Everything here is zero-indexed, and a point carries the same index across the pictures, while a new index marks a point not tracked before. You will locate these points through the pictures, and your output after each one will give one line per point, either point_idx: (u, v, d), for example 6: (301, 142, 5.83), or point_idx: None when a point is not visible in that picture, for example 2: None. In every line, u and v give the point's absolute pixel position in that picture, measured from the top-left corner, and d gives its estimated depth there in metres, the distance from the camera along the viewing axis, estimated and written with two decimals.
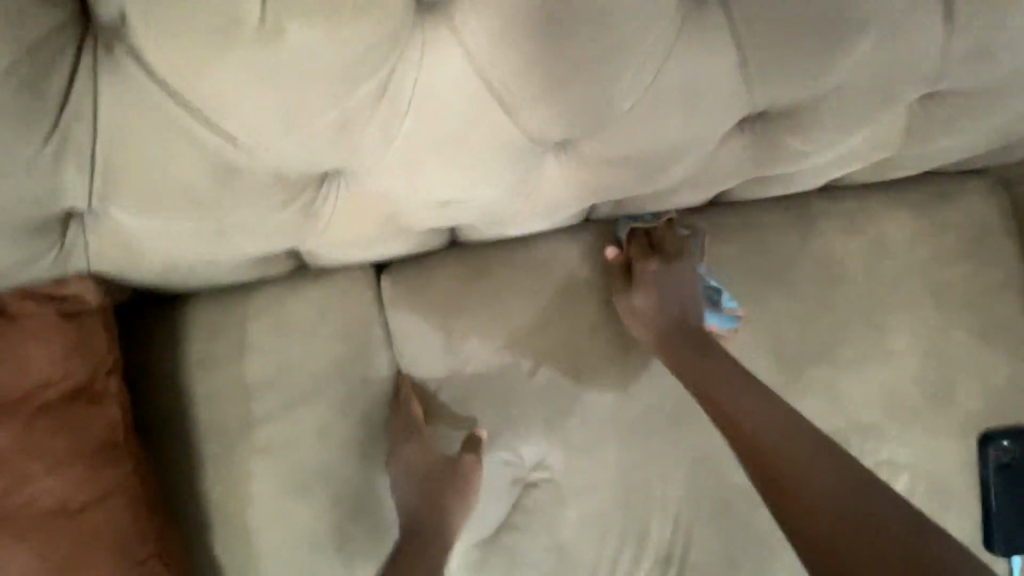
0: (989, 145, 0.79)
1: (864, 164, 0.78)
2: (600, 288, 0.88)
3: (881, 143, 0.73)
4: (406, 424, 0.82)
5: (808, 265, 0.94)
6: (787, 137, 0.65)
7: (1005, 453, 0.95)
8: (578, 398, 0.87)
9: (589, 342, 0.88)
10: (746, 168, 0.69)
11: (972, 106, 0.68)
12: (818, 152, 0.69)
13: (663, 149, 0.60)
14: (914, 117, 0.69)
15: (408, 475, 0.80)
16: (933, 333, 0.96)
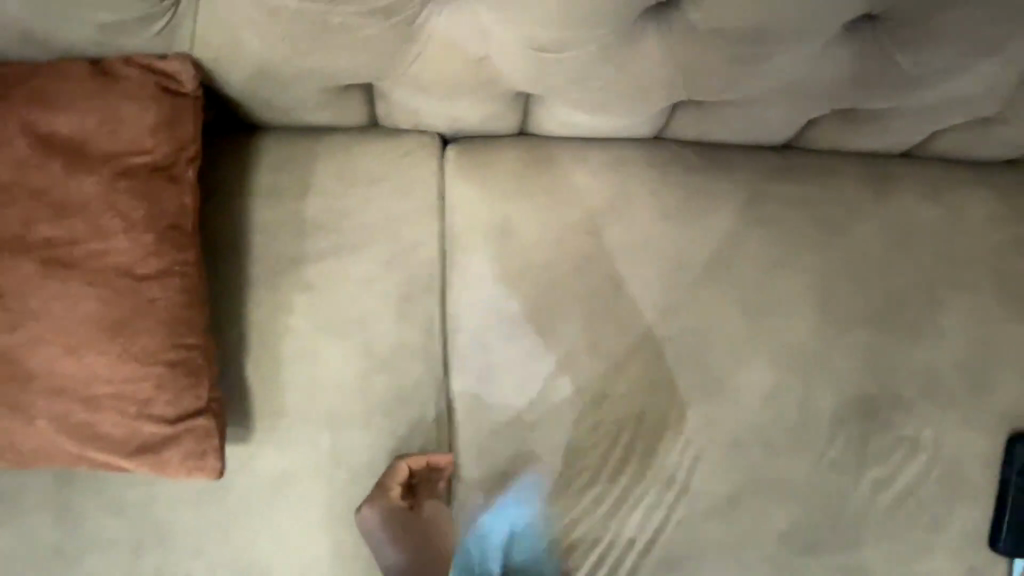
0: None
1: (962, 114, 0.76)
2: (661, 203, 0.88)
3: (988, 89, 0.71)
4: (386, 483, 0.82)
5: (873, 224, 0.92)
6: (891, 51, 0.64)
7: None
8: (616, 308, 0.87)
9: (636, 255, 0.87)
10: (845, 83, 0.68)
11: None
12: (916, 83, 0.69)
13: (766, 28, 0.60)
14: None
15: (385, 537, 0.82)
16: (989, 320, 0.93)
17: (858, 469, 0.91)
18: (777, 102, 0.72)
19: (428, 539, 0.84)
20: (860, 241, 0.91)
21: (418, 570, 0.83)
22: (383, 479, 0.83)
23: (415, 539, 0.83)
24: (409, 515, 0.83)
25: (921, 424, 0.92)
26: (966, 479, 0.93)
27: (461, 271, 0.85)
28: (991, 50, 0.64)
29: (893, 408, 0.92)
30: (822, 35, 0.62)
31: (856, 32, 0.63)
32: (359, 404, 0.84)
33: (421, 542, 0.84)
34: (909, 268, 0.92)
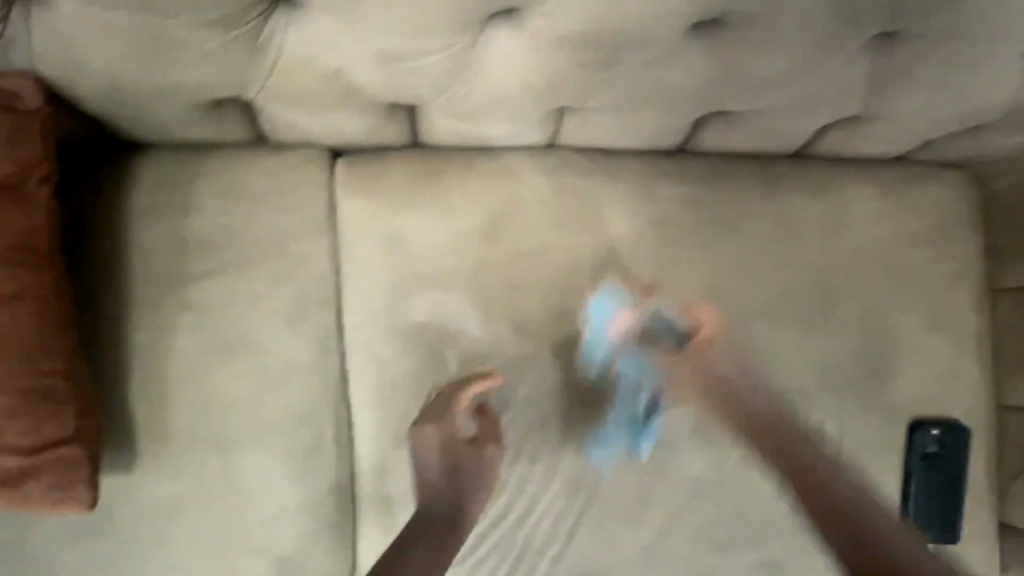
0: (953, 114, 0.80)
1: (826, 113, 0.79)
2: (555, 210, 0.89)
3: (843, 89, 0.74)
4: (438, 412, 0.81)
5: (764, 223, 0.94)
6: (740, 50, 0.67)
7: (933, 443, 0.95)
8: (515, 313, 0.88)
9: (533, 262, 0.88)
10: (703, 84, 0.71)
11: (930, 53, 0.69)
12: (773, 81, 0.71)
13: (611, 30, 0.62)
14: (875, 59, 0.70)
15: (431, 458, 0.80)
16: (880, 310, 0.96)
17: (765, 462, 0.93)
18: (644, 104, 0.74)
19: (468, 476, 0.80)
20: (752, 239, 0.94)
21: (461, 503, 0.79)
22: (432, 408, 0.82)
23: (457, 471, 0.80)
24: (455, 441, 0.81)
25: (822, 416, 0.95)
26: (871, 468, 0.95)
27: (357, 283, 0.85)
28: (833, 47, 0.67)
29: (794, 402, 0.94)
30: (667, 39, 0.64)
31: (703, 35, 0.65)
32: (252, 427, 0.81)
33: (474, 479, 0.80)
34: (800, 263, 0.95)
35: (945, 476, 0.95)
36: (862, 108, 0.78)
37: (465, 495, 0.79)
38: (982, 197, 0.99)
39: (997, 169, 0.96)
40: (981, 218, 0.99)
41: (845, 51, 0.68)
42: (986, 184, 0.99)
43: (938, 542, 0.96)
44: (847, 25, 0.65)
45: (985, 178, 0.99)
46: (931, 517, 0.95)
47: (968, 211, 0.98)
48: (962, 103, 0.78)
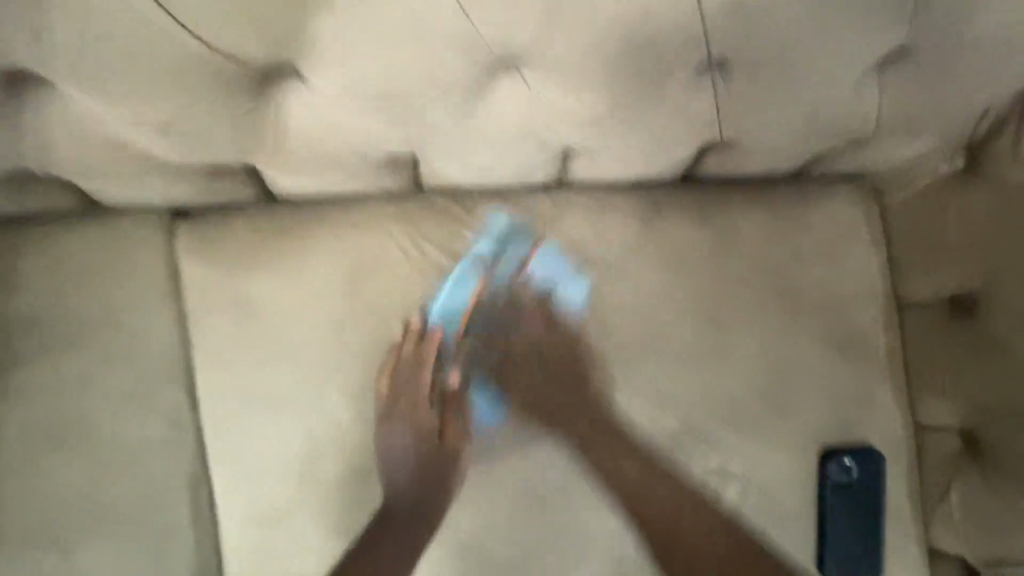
0: (814, 129, 0.77)
1: (678, 143, 0.76)
2: (421, 260, 0.83)
3: (689, 116, 0.71)
4: (409, 395, 0.82)
5: (650, 255, 0.89)
6: (550, 89, 0.65)
7: (846, 473, 0.89)
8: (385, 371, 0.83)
9: (401, 317, 0.83)
10: (537, 120, 0.68)
11: (764, 74, 0.67)
12: (601, 117, 0.69)
13: (400, 86, 0.60)
14: (710, 84, 0.68)
15: (406, 447, 0.83)
16: (779, 337, 0.91)
17: (669, 506, 0.88)
18: (484, 146, 0.70)
19: (440, 457, 0.84)
20: (640, 273, 0.89)
21: (434, 486, 0.83)
22: (404, 390, 0.82)
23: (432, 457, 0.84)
24: (426, 426, 0.84)
25: (725, 454, 0.90)
26: (782, 503, 0.90)
27: (210, 353, 0.80)
28: (647, 79, 0.65)
29: (694, 441, 0.89)
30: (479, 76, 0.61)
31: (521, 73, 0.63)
32: (97, 518, 0.75)
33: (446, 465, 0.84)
34: (693, 295, 0.90)
35: (862, 505, 0.90)
36: (715, 132, 0.75)
37: (439, 480, 0.84)
38: (880, 209, 0.93)
39: (891, 179, 0.91)
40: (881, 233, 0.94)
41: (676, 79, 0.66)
42: (883, 196, 0.93)
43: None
44: (667, 53, 0.63)
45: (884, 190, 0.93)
46: (850, 550, 0.90)
47: (866, 227, 0.93)
48: (820, 121, 0.75)
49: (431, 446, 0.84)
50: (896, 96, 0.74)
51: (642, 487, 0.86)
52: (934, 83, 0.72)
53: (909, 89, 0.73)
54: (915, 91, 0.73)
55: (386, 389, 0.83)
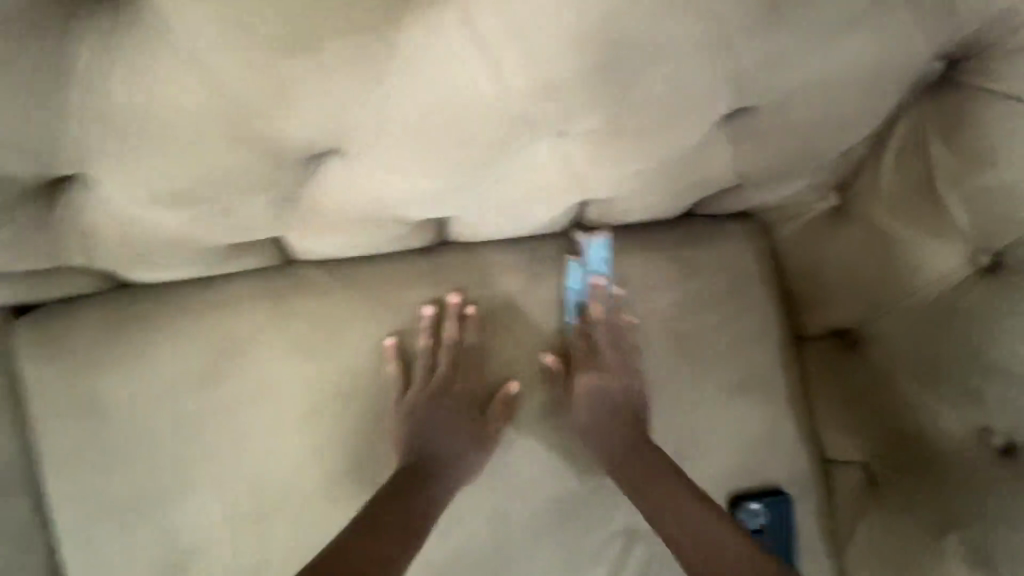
0: (684, 181, 0.72)
1: (540, 205, 0.72)
2: (283, 341, 0.77)
3: (537, 186, 0.68)
4: (462, 367, 0.81)
5: (536, 310, 0.83)
6: (378, 171, 0.60)
7: (754, 518, 0.88)
8: (254, 461, 0.77)
9: (266, 403, 0.77)
10: (373, 205, 0.65)
11: (597, 143, 0.62)
12: (445, 197, 0.66)
13: (203, 186, 0.57)
14: (546, 156, 0.64)
15: (439, 419, 0.80)
16: (678, 387, 0.87)
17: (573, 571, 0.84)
18: (329, 230, 0.69)
19: (470, 440, 0.80)
20: (528, 334, 0.83)
21: (452, 471, 0.79)
22: (462, 362, 0.81)
23: (463, 438, 0.80)
24: (472, 410, 0.81)
25: (632, 511, 0.86)
26: None
27: (60, 457, 0.75)
28: (484, 160, 0.61)
29: (596, 501, 0.85)
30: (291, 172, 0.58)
31: (335, 162, 0.59)
32: None
33: (469, 456, 0.80)
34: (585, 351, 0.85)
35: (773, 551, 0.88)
36: (576, 194, 0.70)
37: (458, 467, 0.79)
38: (771, 244, 0.88)
39: (780, 213, 0.85)
40: (774, 268, 0.88)
41: (503, 156, 0.61)
42: (773, 230, 0.87)
43: None
44: (479, 135, 0.57)
45: (774, 224, 0.87)
46: None
47: (758, 265, 0.87)
48: (676, 177, 0.71)
49: (472, 430, 0.80)
50: (750, 146, 0.69)
51: (619, 461, 0.82)
52: (784, 135, 0.68)
53: (765, 140, 0.68)
54: (767, 142, 0.69)
55: (425, 374, 0.79)
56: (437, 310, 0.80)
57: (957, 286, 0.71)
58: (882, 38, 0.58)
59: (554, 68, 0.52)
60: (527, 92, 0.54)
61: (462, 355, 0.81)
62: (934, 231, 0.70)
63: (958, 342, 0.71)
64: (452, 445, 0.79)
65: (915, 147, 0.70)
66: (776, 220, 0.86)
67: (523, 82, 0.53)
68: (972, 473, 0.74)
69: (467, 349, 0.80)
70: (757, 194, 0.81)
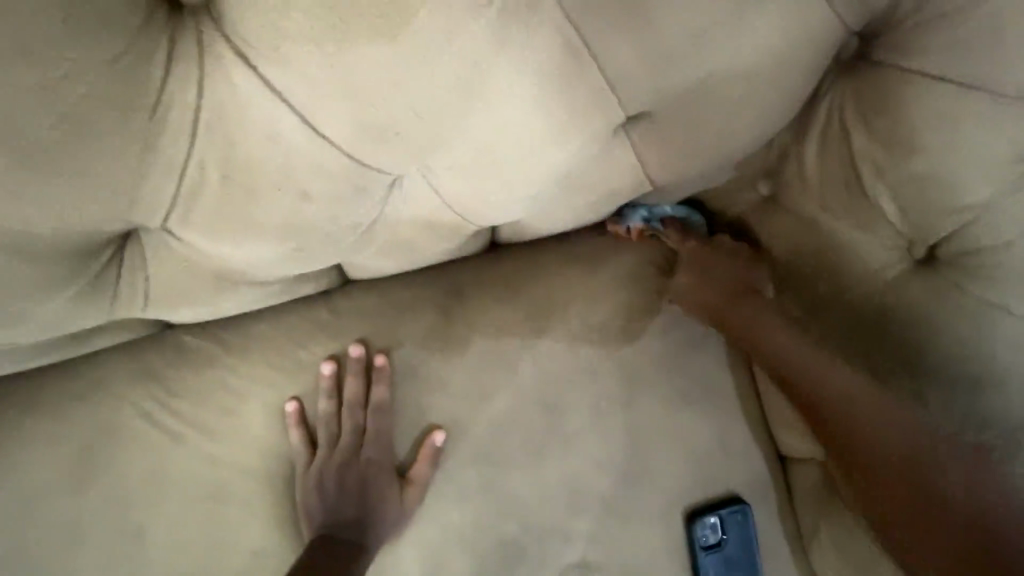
0: (598, 195, 0.63)
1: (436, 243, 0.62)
2: (165, 420, 0.67)
3: (423, 224, 0.57)
4: (375, 424, 0.74)
5: (457, 343, 0.77)
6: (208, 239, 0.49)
7: (713, 531, 0.82)
8: (151, 570, 0.66)
9: (152, 495, 0.66)
10: (222, 276, 0.54)
11: (476, 177, 0.52)
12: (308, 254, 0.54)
13: None
14: (419, 196, 0.54)
15: (353, 484, 0.73)
16: (620, 411, 0.81)
17: None
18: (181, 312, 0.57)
19: (389, 502, 0.73)
20: (448, 374, 0.76)
21: (373, 537, 0.72)
22: (372, 419, 0.74)
23: (381, 502, 0.73)
24: (389, 468, 0.74)
25: (584, 544, 0.79)
26: None
27: None
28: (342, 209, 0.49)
29: (545, 539, 0.78)
30: (105, 258, 0.50)
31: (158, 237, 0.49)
32: None
33: (390, 520, 0.73)
34: (516, 378, 0.78)
35: (736, 563, 0.83)
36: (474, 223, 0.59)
37: (378, 534, 0.73)
38: None
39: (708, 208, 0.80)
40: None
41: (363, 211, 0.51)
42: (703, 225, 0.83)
43: None
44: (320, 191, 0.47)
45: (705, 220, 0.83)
46: None
47: None
48: (579, 196, 0.62)
49: (391, 491, 0.73)
50: (656, 154, 0.61)
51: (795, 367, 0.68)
52: (694, 138, 0.60)
53: (676, 141, 0.60)
54: (677, 148, 0.61)
55: (330, 439, 0.72)
56: (337, 367, 0.73)
57: (888, 281, 0.67)
58: (762, 25, 0.52)
59: (386, 104, 0.43)
60: (358, 135, 0.44)
61: (371, 413, 0.73)
62: (861, 220, 0.65)
63: (892, 340, 0.67)
64: (372, 509, 0.73)
65: (835, 132, 0.63)
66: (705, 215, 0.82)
67: (347, 123, 0.43)
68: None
69: (376, 406, 0.73)
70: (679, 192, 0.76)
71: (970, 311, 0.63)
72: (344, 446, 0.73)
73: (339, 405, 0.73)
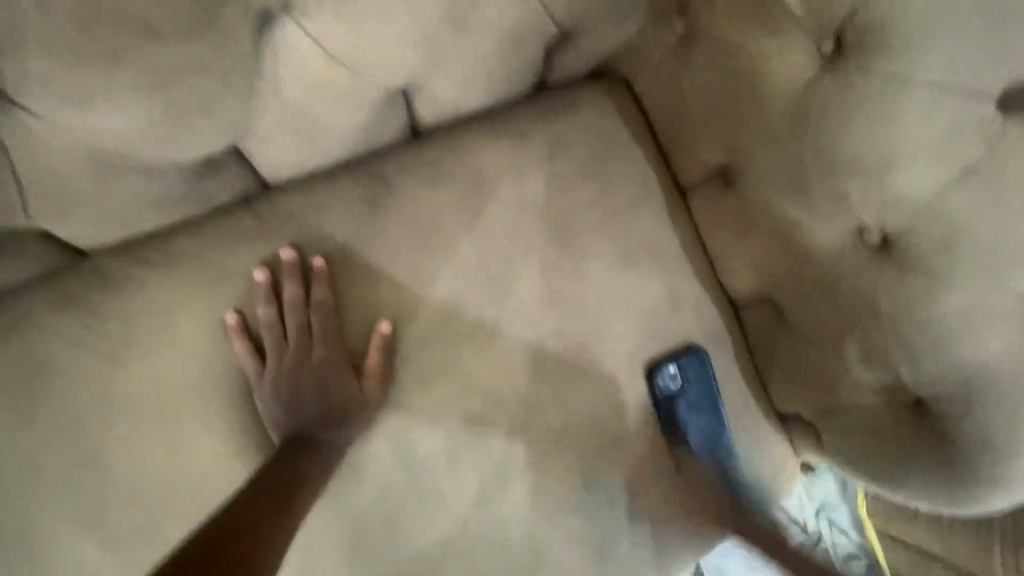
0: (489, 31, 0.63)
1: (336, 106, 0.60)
2: (104, 343, 0.66)
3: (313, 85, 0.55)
4: (324, 327, 0.73)
5: (392, 234, 0.76)
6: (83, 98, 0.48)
7: (673, 380, 0.84)
8: (120, 487, 0.67)
9: (105, 417, 0.66)
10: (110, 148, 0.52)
11: None
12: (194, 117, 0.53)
13: None
14: (298, 49, 0.52)
15: (311, 390, 0.72)
16: (567, 279, 0.81)
17: (507, 487, 0.81)
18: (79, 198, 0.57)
19: (352, 399, 0.73)
20: (385, 264, 0.75)
21: (343, 432, 0.74)
22: (319, 322, 0.72)
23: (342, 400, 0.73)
24: (345, 369, 0.73)
25: (551, 410, 0.82)
26: (622, 438, 0.84)
27: None
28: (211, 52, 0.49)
29: (510, 410, 0.80)
30: None
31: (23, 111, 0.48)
32: None
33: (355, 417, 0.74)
34: (459, 260, 0.78)
35: (699, 408, 0.86)
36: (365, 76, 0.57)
37: (346, 429, 0.74)
38: (633, 99, 0.82)
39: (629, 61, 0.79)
40: (643, 121, 0.83)
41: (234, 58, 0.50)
42: (632, 81, 0.82)
43: (717, 473, 0.87)
44: (166, 21, 0.47)
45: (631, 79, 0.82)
46: (705, 455, 0.86)
47: (624, 123, 0.82)
48: (473, 42, 0.61)
49: (350, 391, 0.73)
50: None
51: None
52: None
53: None
54: None
55: (278, 346, 0.71)
56: (271, 273, 0.71)
57: (801, 85, 0.65)
58: None
59: None
60: None
61: (317, 314, 0.72)
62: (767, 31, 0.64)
63: (812, 148, 0.66)
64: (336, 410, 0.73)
65: None
66: (628, 71, 0.81)
67: None
68: (834, 284, 0.72)
69: (319, 307, 0.72)
70: (592, 43, 0.75)
71: (886, 91, 0.59)
72: (294, 352, 0.71)
73: (281, 309, 0.72)
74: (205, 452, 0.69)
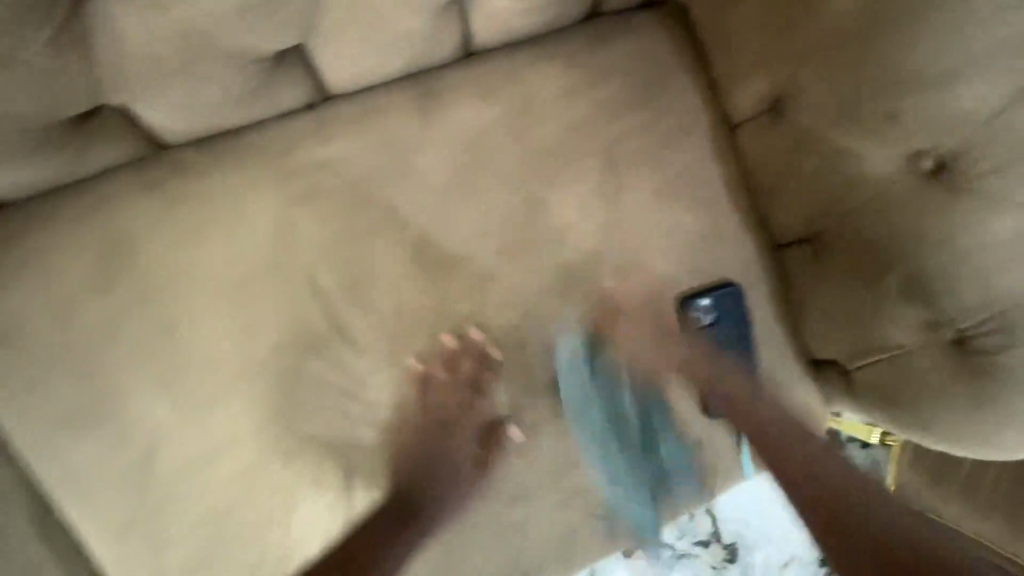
0: None
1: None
2: (183, 226, 0.73)
3: None
4: (374, 227, 0.78)
5: (443, 146, 0.79)
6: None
7: (706, 313, 0.84)
8: (191, 355, 0.74)
9: (182, 291, 0.74)
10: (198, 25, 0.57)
11: None
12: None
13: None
14: None
15: (359, 285, 0.78)
16: (609, 200, 0.83)
17: (540, 398, 0.83)
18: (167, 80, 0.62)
19: (397, 298, 0.79)
20: (434, 175, 0.79)
21: (387, 328, 0.79)
22: (369, 221, 0.77)
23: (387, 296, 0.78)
24: (391, 268, 0.78)
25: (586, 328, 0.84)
26: (654, 362, 0.85)
27: None
28: None
29: (546, 324, 0.83)
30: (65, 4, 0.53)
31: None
32: None
33: (398, 314, 0.79)
34: (505, 175, 0.80)
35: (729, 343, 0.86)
36: None
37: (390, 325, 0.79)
38: (686, 28, 0.83)
39: None
40: (696, 51, 0.83)
41: None
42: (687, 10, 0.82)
43: None
44: None
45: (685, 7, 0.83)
46: None
47: (676, 50, 0.82)
48: None
49: (397, 287, 0.78)
50: None
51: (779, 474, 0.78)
52: None
53: None
54: None
55: (332, 241, 0.77)
56: (334, 177, 0.76)
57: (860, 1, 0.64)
58: None
59: None
60: None
61: (369, 214, 0.78)
62: None
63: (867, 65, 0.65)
64: (383, 306, 0.78)
65: None
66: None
67: None
68: (878, 214, 0.71)
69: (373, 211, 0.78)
70: None
71: None
72: (346, 247, 0.77)
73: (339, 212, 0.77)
74: (263, 332, 0.75)
